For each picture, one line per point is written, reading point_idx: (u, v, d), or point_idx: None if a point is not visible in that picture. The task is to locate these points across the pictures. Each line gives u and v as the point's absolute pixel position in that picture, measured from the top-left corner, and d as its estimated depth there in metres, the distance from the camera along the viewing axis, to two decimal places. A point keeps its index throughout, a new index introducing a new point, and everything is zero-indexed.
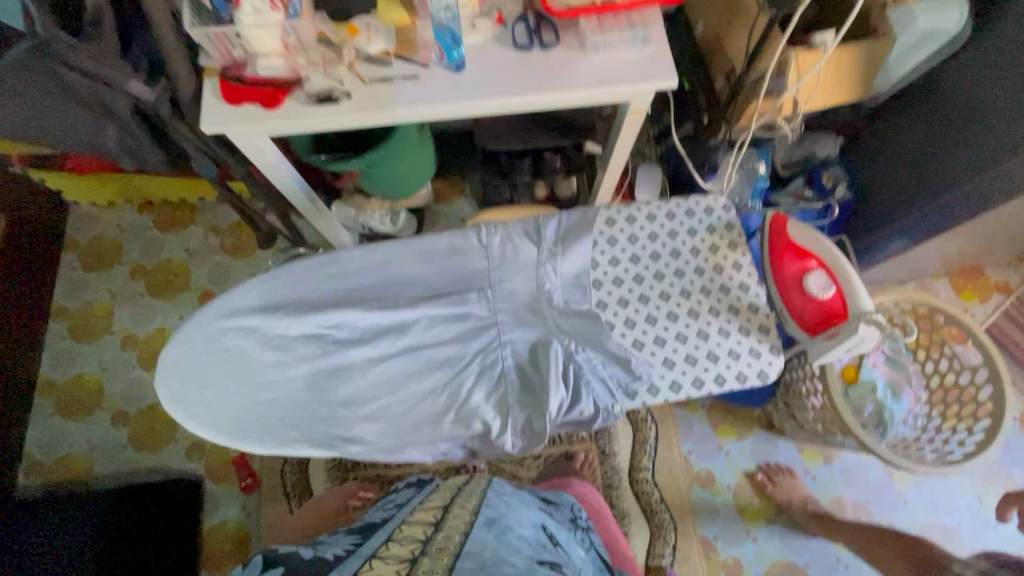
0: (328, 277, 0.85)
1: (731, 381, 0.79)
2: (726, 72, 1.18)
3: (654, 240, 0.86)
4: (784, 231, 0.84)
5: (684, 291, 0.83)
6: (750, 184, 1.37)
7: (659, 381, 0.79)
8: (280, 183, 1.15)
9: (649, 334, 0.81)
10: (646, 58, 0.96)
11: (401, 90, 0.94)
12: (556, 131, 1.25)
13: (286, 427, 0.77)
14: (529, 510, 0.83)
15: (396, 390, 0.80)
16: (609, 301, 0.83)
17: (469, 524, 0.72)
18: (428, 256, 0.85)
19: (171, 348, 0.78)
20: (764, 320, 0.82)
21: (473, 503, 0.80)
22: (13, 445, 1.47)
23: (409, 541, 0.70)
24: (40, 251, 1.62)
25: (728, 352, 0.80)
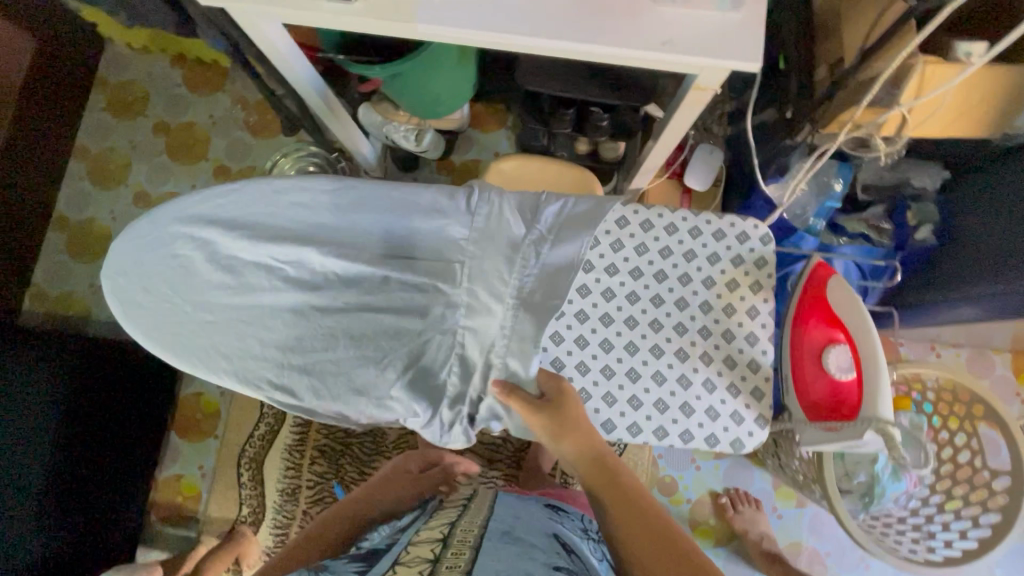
0: (297, 206, 0.76)
1: (699, 442, 0.69)
2: (831, 61, 0.96)
3: (665, 258, 0.74)
4: (824, 287, 0.70)
5: (679, 326, 0.71)
6: (819, 200, 1.18)
7: (618, 420, 0.70)
8: (290, 77, 1.04)
9: (623, 363, 0.71)
10: (731, 26, 0.77)
11: (426, 0, 0.78)
12: (611, 87, 1.06)
13: (219, 356, 0.73)
14: (541, 519, 0.75)
15: (332, 350, 0.72)
16: (591, 314, 0.73)
17: (481, 536, 0.66)
18: (408, 209, 0.75)
19: (124, 242, 0.75)
20: (760, 384, 0.70)
21: (483, 519, 0.73)
22: (19, 271, 1.54)
23: (417, 561, 0.64)
24: (67, 84, 1.59)
25: (706, 410, 0.69)
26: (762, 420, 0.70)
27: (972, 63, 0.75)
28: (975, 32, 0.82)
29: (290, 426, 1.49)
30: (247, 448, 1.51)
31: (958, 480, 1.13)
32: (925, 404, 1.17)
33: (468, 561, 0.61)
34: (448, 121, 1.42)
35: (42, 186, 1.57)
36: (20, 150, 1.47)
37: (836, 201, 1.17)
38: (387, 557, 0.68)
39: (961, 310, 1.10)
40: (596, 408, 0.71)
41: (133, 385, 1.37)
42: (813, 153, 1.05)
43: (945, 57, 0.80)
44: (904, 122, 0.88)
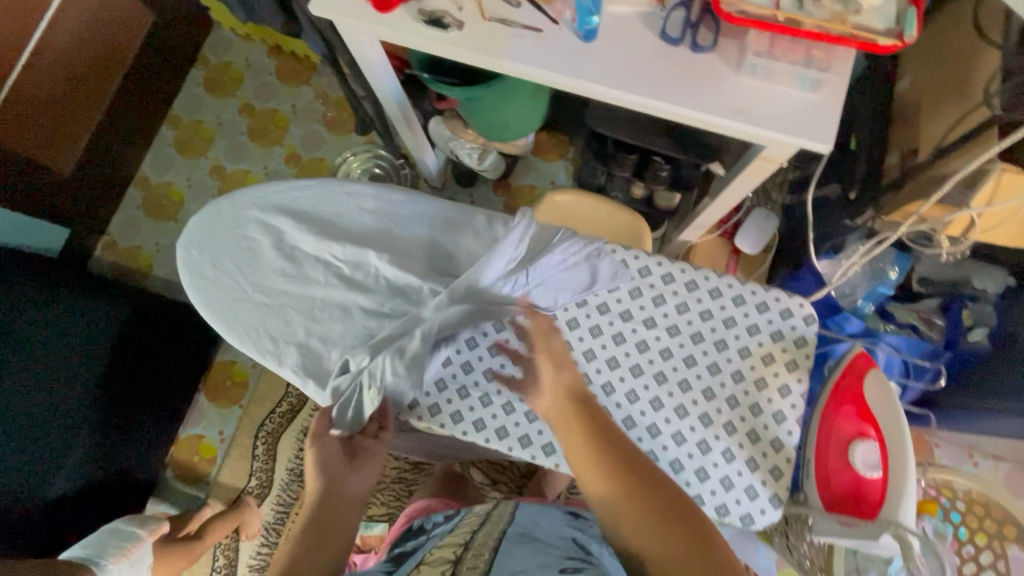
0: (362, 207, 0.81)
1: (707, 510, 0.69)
2: (904, 150, 0.95)
3: (704, 320, 0.74)
4: (861, 379, 0.71)
5: (707, 392, 0.71)
6: (870, 283, 1.16)
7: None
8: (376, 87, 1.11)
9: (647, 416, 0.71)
10: (807, 106, 0.78)
11: (516, 39, 0.83)
12: (677, 141, 1.09)
13: (269, 337, 0.79)
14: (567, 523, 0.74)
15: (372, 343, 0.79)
16: (622, 362, 0.73)
17: (500, 539, 0.67)
18: (466, 231, 0.80)
19: (205, 217, 0.83)
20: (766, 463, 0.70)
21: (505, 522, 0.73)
22: (97, 220, 1.67)
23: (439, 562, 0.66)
24: (172, 59, 1.72)
25: (720, 479, 0.69)
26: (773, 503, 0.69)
27: None
28: None
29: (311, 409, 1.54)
30: (266, 423, 1.56)
31: None
32: (952, 512, 1.11)
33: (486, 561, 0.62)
34: (512, 146, 1.47)
35: (132, 146, 1.70)
36: (120, 110, 1.60)
37: (888, 288, 1.15)
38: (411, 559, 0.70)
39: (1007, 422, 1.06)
40: None
41: (177, 343, 1.45)
42: (875, 239, 1.02)
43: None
44: (973, 225, 0.86)
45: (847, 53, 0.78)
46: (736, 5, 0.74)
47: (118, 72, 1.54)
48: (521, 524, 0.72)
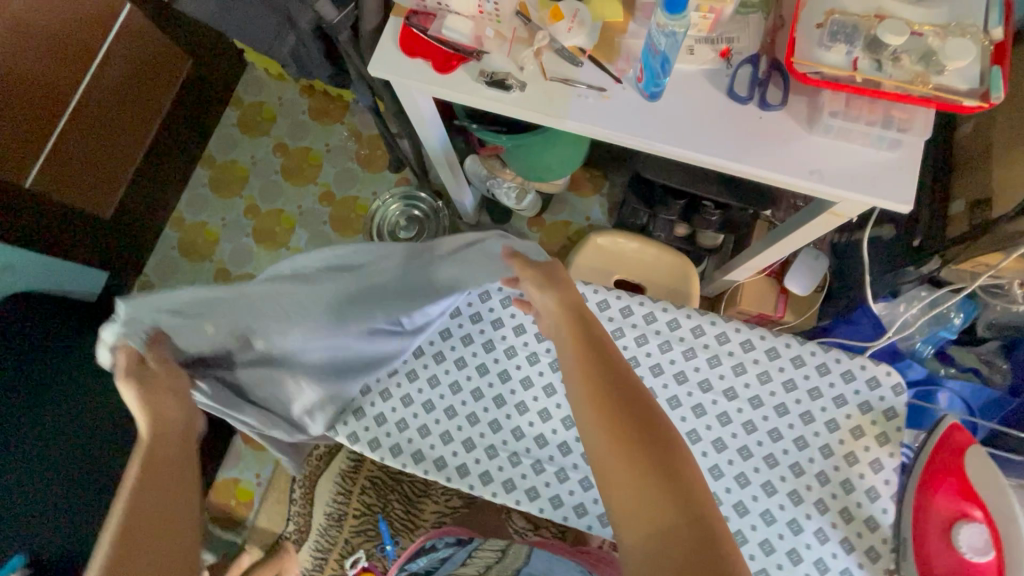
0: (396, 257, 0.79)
1: (541, 500, 0.90)
2: (972, 198, 0.93)
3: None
4: (960, 455, 0.67)
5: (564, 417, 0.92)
6: (932, 328, 1.13)
7: (451, 460, 0.92)
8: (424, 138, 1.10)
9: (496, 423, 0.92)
10: (885, 165, 0.76)
11: (578, 98, 0.82)
12: (730, 187, 1.07)
13: None
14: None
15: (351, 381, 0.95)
16: (703, 436, 0.72)
17: None
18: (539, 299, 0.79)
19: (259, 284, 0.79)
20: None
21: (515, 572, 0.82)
22: (134, 262, 1.66)
23: None
24: (207, 100, 1.73)
25: (558, 473, 0.90)
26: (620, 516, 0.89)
27: None
28: None
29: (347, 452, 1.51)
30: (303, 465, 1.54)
31: None
32: None
33: None
34: (551, 185, 1.46)
35: (169, 188, 1.70)
36: (156, 153, 1.60)
37: (951, 333, 1.12)
38: None
39: None
40: None
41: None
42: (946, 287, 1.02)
43: None
44: None
45: (927, 109, 0.76)
46: (813, 67, 0.72)
47: (153, 122, 1.56)
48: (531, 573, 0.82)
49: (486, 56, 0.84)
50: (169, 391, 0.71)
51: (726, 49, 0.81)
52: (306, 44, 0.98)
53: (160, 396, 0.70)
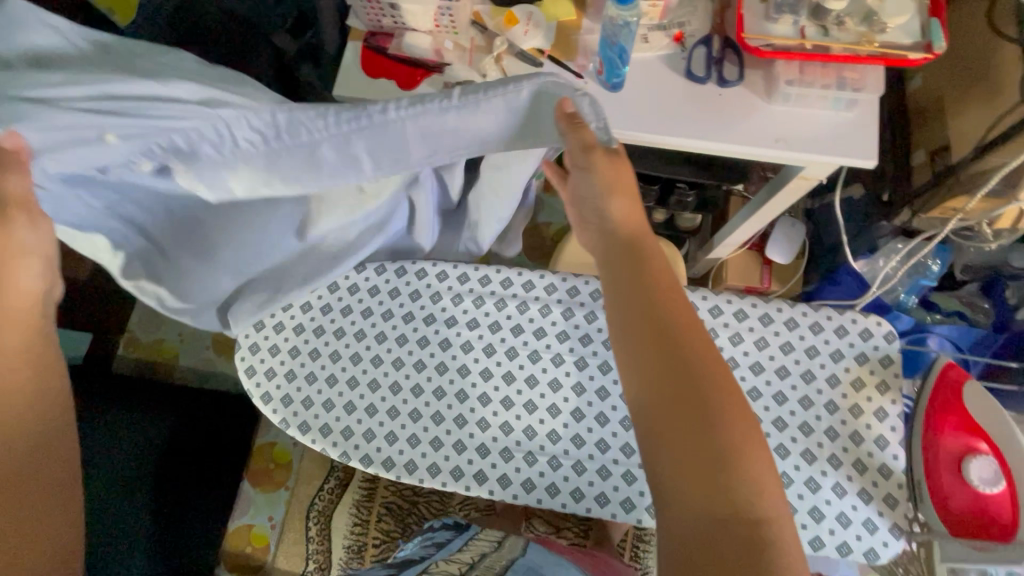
0: (464, 111, 0.62)
1: (514, 487, 0.78)
2: (932, 148, 0.96)
3: (563, 342, 0.83)
4: (960, 391, 0.70)
5: (552, 405, 0.81)
6: (913, 279, 1.16)
7: (398, 457, 0.80)
8: None
9: (474, 413, 0.81)
10: (843, 125, 0.78)
11: None
12: (701, 167, 1.09)
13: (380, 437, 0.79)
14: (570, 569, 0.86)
15: (312, 382, 0.84)
16: None
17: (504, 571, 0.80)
18: None
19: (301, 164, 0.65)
20: (631, 466, 0.78)
21: (511, 554, 0.87)
22: (116, 320, 1.60)
23: None
24: None
25: (548, 460, 0.79)
26: (630, 505, 0.77)
27: None
28: None
29: (359, 481, 1.49)
30: (316, 502, 1.50)
31: None
32: None
33: None
34: None
35: None
36: None
37: (931, 281, 1.15)
38: None
39: None
40: None
41: (210, 421, 1.39)
42: (919, 237, 1.04)
43: None
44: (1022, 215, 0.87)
45: (877, 68, 0.79)
46: (763, 40, 0.75)
47: None
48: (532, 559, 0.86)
49: (448, 68, 0.86)
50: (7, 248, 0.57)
51: (679, 33, 0.84)
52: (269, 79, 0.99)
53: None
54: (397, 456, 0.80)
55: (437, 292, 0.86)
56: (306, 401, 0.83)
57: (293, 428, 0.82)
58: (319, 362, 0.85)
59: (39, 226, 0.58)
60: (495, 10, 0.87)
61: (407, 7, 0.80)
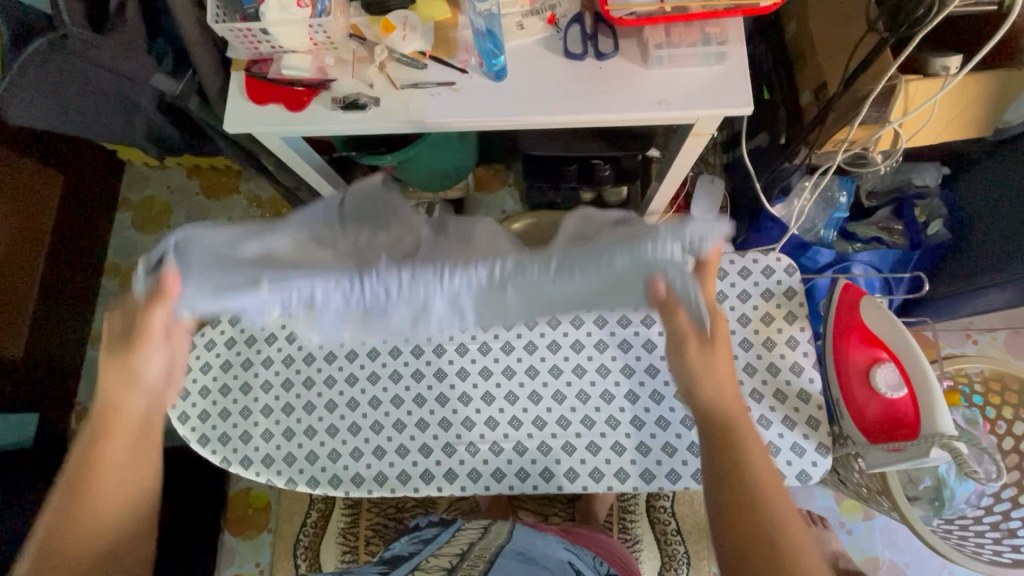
0: (561, 277, 0.68)
1: (461, 479, 0.80)
2: (814, 87, 1.01)
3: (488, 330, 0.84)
4: (856, 308, 0.84)
5: (487, 393, 0.82)
6: (826, 213, 1.22)
7: (344, 473, 0.81)
8: (297, 168, 1.03)
9: (412, 417, 0.82)
10: (718, 76, 0.82)
11: (433, 99, 0.85)
12: (610, 140, 1.11)
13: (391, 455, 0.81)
14: (557, 547, 0.85)
15: (248, 415, 0.84)
16: (636, 368, 0.82)
17: (496, 555, 0.77)
18: None
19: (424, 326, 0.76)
20: (569, 439, 0.81)
21: (498, 543, 0.82)
22: (65, 394, 1.54)
23: (436, 567, 0.74)
24: (94, 208, 1.62)
25: (491, 447, 0.81)
26: (574, 474, 0.80)
27: (952, 77, 0.81)
28: (953, 46, 0.87)
29: (342, 507, 1.40)
30: (301, 537, 1.43)
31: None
32: (974, 396, 1.16)
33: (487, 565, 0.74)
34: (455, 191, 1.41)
35: (82, 307, 1.59)
36: (59, 278, 1.50)
37: (843, 211, 1.21)
38: (408, 563, 0.77)
39: (991, 298, 1.11)
40: (657, 459, 0.80)
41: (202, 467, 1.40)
42: (818, 172, 1.09)
43: (923, 73, 0.85)
44: (899, 135, 0.93)
45: (740, 19, 0.83)
46: (626, 9, 0.78)
47: (43, 245, 1.42)
48: (521, 543, 0.84)
49: (334, 83, 0.86)
50: (128, 370, 0.68)
51: (552, 15, 0.86)
52: (159, 123, 0.99)
53: (116, 393, 0.68)
54: (343, 472, 0.81)
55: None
56: (245, 436, 0.83)
57: (235, 465, 0.83)
58: (252, 396, 0.84)
59: (154, 352, 0.69)
60: (372, 20, 0.88)
61: (277, 30, 0.80)
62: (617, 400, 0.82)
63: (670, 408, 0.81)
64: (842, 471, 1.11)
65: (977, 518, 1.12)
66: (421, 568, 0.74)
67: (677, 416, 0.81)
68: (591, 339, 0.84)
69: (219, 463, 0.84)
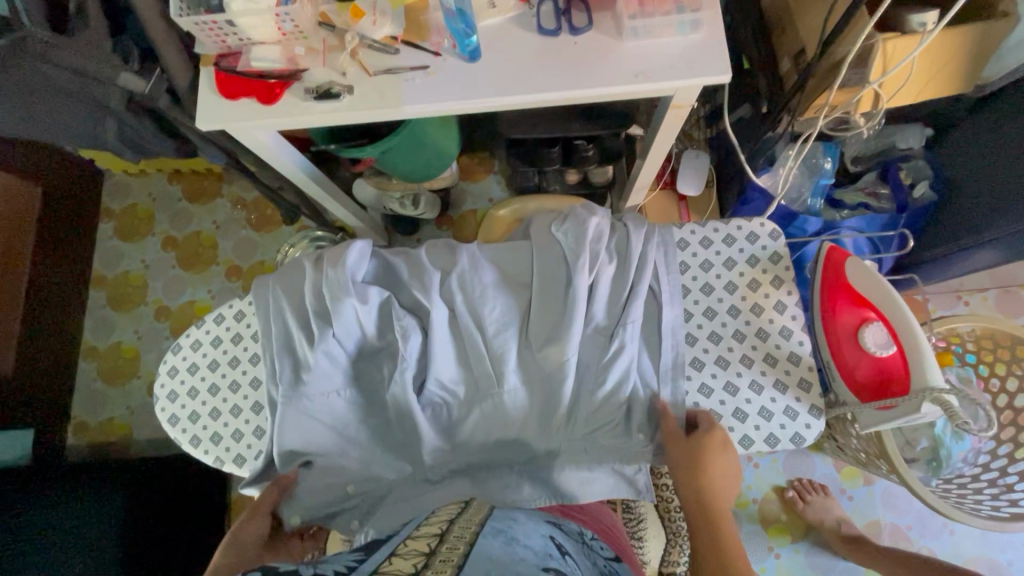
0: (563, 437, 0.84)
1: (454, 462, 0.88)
2: (793, 52, 1.00)
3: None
4: (842, 270, 0.84)
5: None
6: (812, 180, 1.22)
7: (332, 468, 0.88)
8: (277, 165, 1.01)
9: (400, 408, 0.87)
10: (694, 45, 0.81)
11: (407, 84, 0.84)
12: (591, 119, 1.10)
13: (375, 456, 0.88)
14: (536, 523, 0.74)
15: (238, 414, 0.89)
16: None
17: (476, 533, 0.64)
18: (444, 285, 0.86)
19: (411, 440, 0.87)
20: None
21: (480, 517, 0.70)
22: (58, 407, 1.52)
23: (413, 552, 0.60)
24: (75, 219, 1.60)
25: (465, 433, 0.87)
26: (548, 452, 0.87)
27: (930, 31, 0.80)
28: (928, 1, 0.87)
29: None
30: None
31: (1018, 409, 1.12)
32: (967, 355, 1.17)
33: (468, 546, 0.60)
34: (440, 181, 1.40)
35: (70, 320, 1.57)
36: (44, 291, 1.47)
37: (829, 178, 1.21)
38: (384, 549, 0.63)
39: (979, 257, 1.11)
40: None
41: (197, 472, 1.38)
42: (801, 139, 1.09)
43: (901, 31, 0.85)
44: (879, 96, 0.92)
45: None
46: None
47: (24, 259, 1.40)
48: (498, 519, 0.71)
49: (306, 74, 0.85)
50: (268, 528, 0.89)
51: None
52: (131, 124, 0.97)
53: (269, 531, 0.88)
54: None
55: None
56: (236, 433, 0.89)
57: (229, 464, 0.88)
58: (241, 393, 0.90)
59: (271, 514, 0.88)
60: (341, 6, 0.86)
61: (243, 20, 0.78)
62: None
63: None
64: (841, 437, 1.12)
65: (975, 476, 1.13)
66: (398, 550, 0.60)
67: None
68: None
69: (211, 462, 0.89)
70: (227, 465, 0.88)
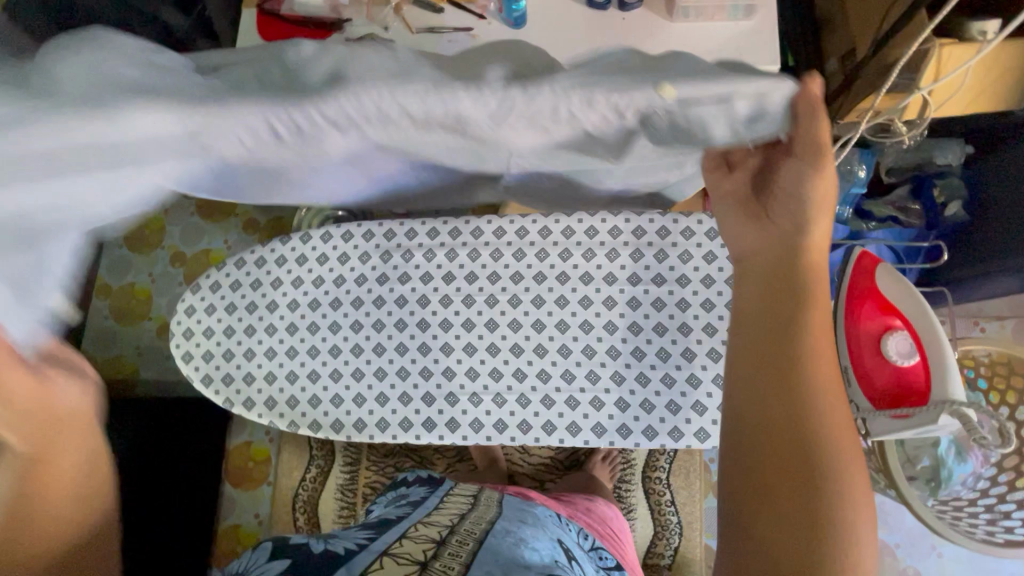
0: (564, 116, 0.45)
1: (463, 428, 0.90)
2: (842, 53, 0.98)
3: (495, 283, 0.93)
4: (873, 277, 0.84)
5: (491, 344, 0.91)
6: (843, 187, 1.19)
7: (346, 418, 0.92)
8: None
9: (416, 364, 0.92)
10: (744, 31, 0.79)
11: (448, 45, 0.83)
12: None
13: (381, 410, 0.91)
14: (544, 524, 0.74)
15: (251, 358, 0.95)
16: (594, 323, 0.91)
17: (486, 531, 0.65)
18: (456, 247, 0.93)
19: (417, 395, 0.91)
20: (548, 392, 0.90)
21: (492, 515, 0.71)
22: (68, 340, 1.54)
23: (422, 539, 0.61)
24: None
25: (470, 398, 0.91)
26: (549, 427, 0.90)
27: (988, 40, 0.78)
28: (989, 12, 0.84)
29: (340, 463, 1.36)
30: (301, 491, 1.37)
31: None
32: (978, 380, 1.16)
33: (477, 543, 0.61)
34: None
35: None
36: None
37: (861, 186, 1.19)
38: (394, 530, 0.65)
39: (1005, 282, 1.09)
40: (634, 416, 0.89)
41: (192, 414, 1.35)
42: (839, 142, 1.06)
43: (958, 37, 0.82)
44: (926, 104, 0.90)
45: None
46: None
47: None
48: (508, 518, 0.73)
49: (348, 25, 0.84)
50: None
51: None
52: None
53: None
54: (345, 417, 0.92)
55: (382, 274, 0.94)
56: (249, 376, 0.94)
57: (238, 405, 0.94)
58: (256, 339, 0.95)
59: None
60: None
61: None
62: (599, 354, 0.90)
63: (626, 364, 0.90)
64: None
65: (972, 500, 1.12)
66: (408, 535, 0.62)
67: (682, 374, 0.89)
68: (600, 295, 0.92)
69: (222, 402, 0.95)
70: (238, 406, 0.94)
